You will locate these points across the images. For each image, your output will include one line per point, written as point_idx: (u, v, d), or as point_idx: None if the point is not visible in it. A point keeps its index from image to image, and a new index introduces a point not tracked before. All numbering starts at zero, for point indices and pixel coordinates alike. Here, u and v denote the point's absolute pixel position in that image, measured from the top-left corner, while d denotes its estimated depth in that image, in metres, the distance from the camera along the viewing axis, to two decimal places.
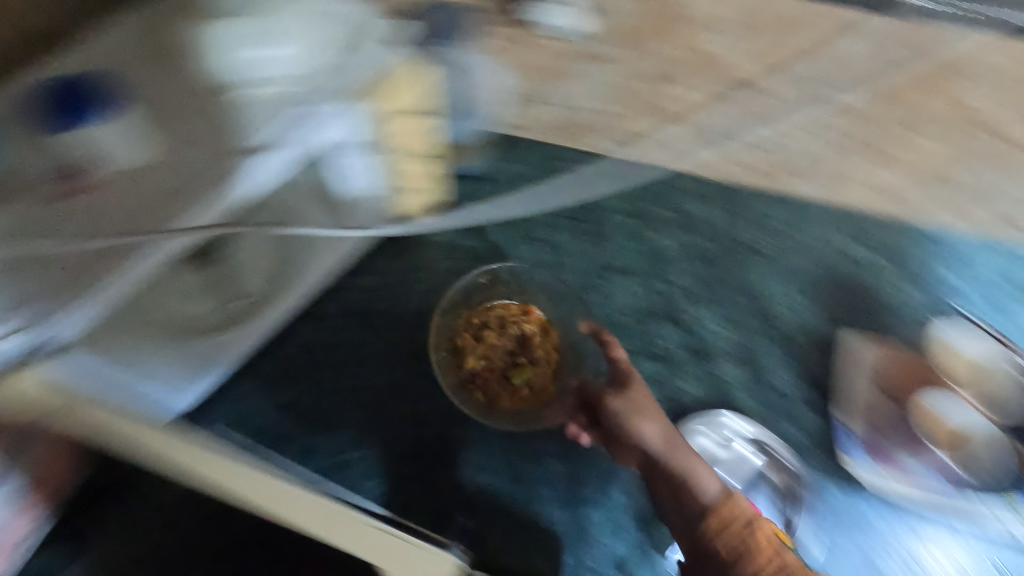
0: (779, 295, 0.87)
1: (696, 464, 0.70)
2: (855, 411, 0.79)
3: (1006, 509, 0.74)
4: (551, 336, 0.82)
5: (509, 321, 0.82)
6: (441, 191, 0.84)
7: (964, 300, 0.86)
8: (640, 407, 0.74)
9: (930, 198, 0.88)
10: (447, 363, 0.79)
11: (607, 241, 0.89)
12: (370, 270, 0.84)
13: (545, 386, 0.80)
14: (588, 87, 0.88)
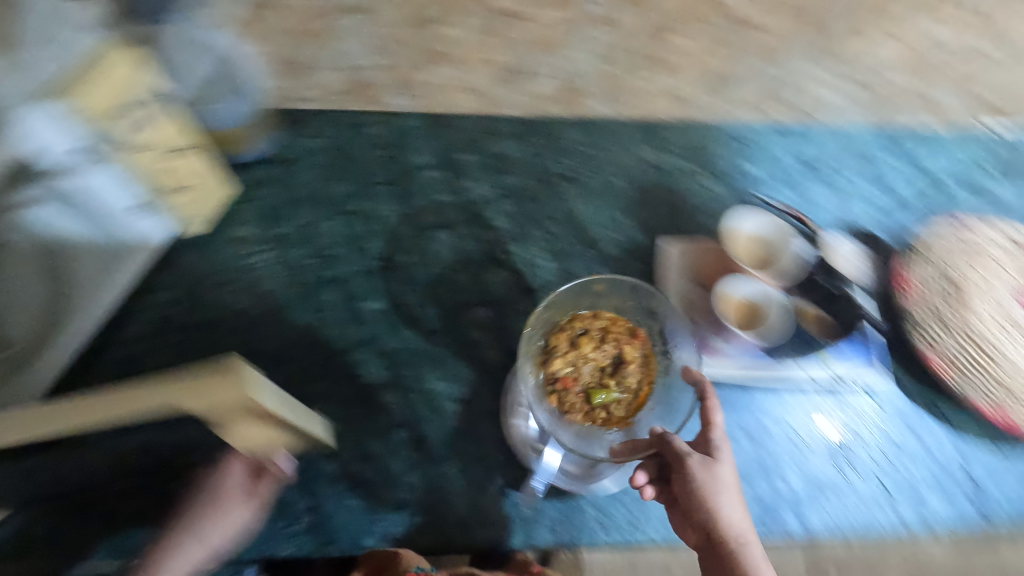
0: (595, 216, 0.89)
1: (726, 508, 0.67)
2: (672, 309, 0.81)
3: (821, 366, 0.78)
4: (618, 346, 0.74)
5: (620, 349, 0.74)
6: (221, 184, 0.80)
7: (772, 188, 0.93)
8: (720, 481, 0.67)
9: (709, 93, 0.96)
10: (535, 363, 0.72)
11: (417, 202, 0.87)
12: (175, 284, 0.81)
13: (621, 420, 0.72)
14: (358, 41, 0.93)
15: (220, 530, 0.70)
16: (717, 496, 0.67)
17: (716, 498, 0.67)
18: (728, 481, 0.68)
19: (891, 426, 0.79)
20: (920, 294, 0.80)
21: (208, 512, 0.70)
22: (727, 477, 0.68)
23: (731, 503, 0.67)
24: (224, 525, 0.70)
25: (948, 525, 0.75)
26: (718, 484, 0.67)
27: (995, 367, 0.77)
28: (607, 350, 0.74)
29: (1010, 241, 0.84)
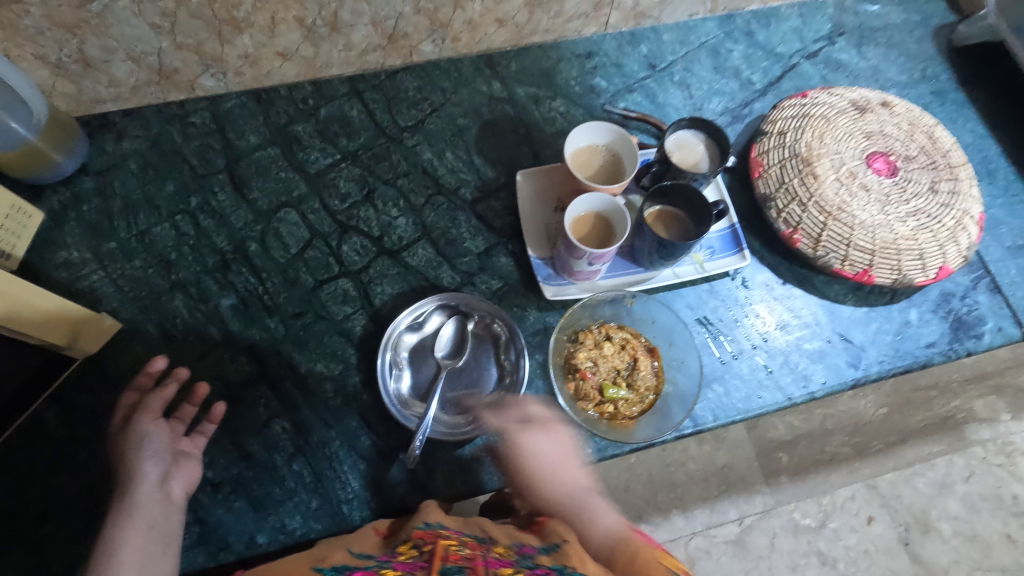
0: (447, 162, 0.86)
1: (543, 455, 0.65)
2: (535, 237, 0.80)
3: (690, 264, 0.79)
4: (641, 363, 0.74)
5: (635, 355, 0.75)
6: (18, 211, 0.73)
7: (627, 99, 0.92)
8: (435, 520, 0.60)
9: None
10: (563, 351, 0.75)
11: (254, 183, 0.83)
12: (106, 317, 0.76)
13: (627, 420, 0.72)
14: None
15: (148, 448, 0.64)
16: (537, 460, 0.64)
17: (526, 456, 0.65)
18: (542, 449, 0.65)
19: (768, 308, 0.80)
20: (773, 175, 0.80)
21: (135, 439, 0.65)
22: (541, 448, 0.65)
23: (563, 462, 0.65)
24: (154, 446, 0.64)
25: (828, 389, 0.77)
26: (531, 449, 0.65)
27: (852, 231, 0.76)
28: (627, 362, 0.74)
29: (856, 106, 0.84)
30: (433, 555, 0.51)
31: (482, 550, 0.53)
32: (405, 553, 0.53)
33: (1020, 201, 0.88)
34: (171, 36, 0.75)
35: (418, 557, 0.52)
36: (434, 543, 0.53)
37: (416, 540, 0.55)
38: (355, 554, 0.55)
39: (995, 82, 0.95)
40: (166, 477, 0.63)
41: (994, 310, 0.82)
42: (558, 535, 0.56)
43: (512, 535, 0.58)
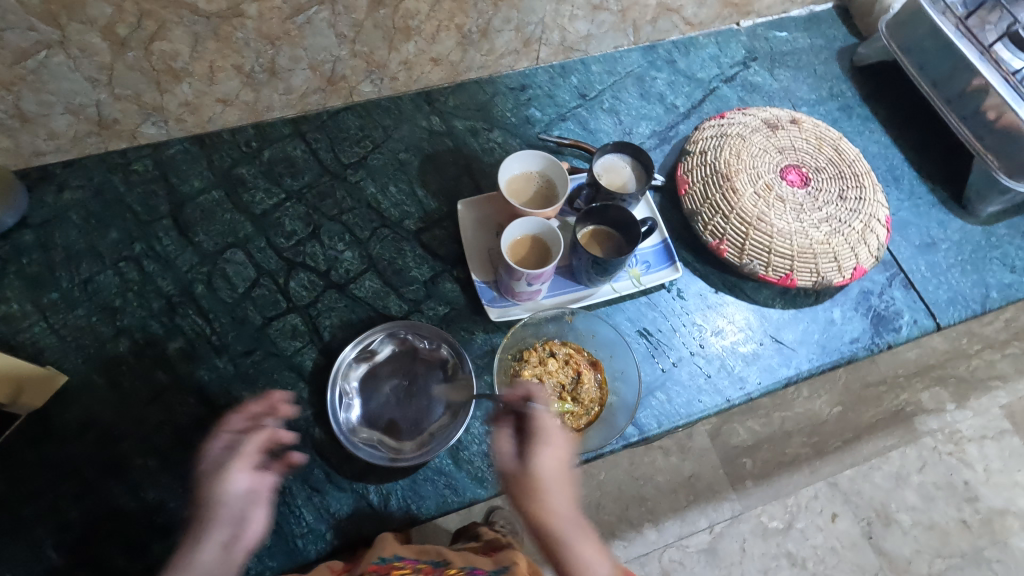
0: (391, 196, 0.89)
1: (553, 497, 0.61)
2: (477, 263, 0.83)
3: (627, 279, 0.84)
4: (584, 375, 0.79)
5: (578, 369, 0.79)
6: None
7: (561, 127, 0.97)
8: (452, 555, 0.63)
9: None
10: (509, 370, 0.78)
11: (200, 225, 0.84)
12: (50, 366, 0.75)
13: (575, 432, 0.75)
14: None
15: (227, 494, 0.60)
16: (550, 465, 0.61)
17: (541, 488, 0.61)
18: (556, 487, 0.61)
19: (702, 316, 0.85)
20: (697, 192, 0.86)
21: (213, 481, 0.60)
22: (560, 454, 0.62)
23: (567, 478, 0.62)
24: (232, 493, 0.60)
25: (764, 388, 0.81)
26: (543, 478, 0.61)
27: (771, 238, 0.82)
28: (570, 376, 0.79)
29: (768, 124, 0.91)
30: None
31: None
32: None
33: (924, 202, 0.96)
34: (110, 88, 0.77)
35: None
36: None
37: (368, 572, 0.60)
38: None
39: (895, 96, 1.04)
40: (235, 529, 0.59)
41: (909, 304, 0.88)
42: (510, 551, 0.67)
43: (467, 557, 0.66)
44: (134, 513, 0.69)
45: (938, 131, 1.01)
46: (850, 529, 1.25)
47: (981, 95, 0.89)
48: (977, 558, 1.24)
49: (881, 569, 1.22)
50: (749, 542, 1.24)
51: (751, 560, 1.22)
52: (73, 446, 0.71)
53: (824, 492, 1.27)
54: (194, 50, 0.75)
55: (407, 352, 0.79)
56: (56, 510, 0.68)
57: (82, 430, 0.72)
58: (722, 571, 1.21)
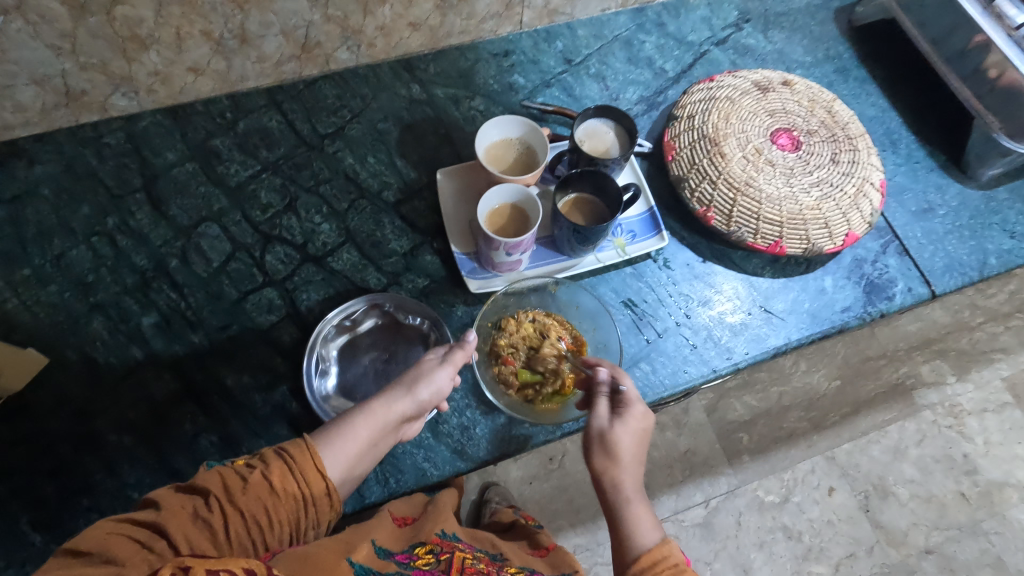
0: (370, 167, 0.87)
1: (630, 451, 0.62)
2: (457, 234, 0.81)
3: (612, 249, 0.82)
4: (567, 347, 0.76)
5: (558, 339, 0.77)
6: None
7: (546, 94, 0.94)
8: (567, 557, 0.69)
9: None
10: (488, 338, 0.77)
11: (173, 199, 0.83)
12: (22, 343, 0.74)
13: (550, 404, 0.74)
14: None
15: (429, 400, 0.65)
16: (630, 446, 0.62)
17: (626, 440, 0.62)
18: (635, 437, 0.63)
19: (689, 286, 0.83)
20: (684, 157, 0.83)
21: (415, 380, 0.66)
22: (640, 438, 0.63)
23: (640, 460, 0.63)
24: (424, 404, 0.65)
25: (751, 359, 0.79)
26: (627, 431, 0.63)
27: (759, 205, 0.80)
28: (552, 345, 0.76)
29: (759, 87, 0.88)
30: (449, 566, 0.59)
31: (495, 566, 0.62)
32: (422, 557, 0.59)
33: (922, 167, 0.92)
34: (75, 57, 0.74)
35: (435, 565, 0.59)
36: (449, 553, 0.61)
37: (432, 545, 0.62)
38: (378, 546, 0.58)
39: (895, 58, 1.00)
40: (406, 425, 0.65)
41: (903, 271, 0.85)
42: (569, 563, 0.69)
43: (524, 559, 0.69)
44: (109, 489, 0.68)
45: (939, 93, 0.97)
46: (847, 502, 1.24)
47: (983, 52, 0.86)
48: (974, 531, 1.23)
49: (878, 541, 1.22)
50: (745, 516, 1.23)
51: (746, 533, 1.22)
52: (48, 423, 0.70)
53: (821, 467, 1.26)
54: (158, 15, 0.72)
55: (390, 326, 0.78)
56: (31, 486, 0.68)
57: (56, 407, 0.71)
58: (717, 545, 1.21)
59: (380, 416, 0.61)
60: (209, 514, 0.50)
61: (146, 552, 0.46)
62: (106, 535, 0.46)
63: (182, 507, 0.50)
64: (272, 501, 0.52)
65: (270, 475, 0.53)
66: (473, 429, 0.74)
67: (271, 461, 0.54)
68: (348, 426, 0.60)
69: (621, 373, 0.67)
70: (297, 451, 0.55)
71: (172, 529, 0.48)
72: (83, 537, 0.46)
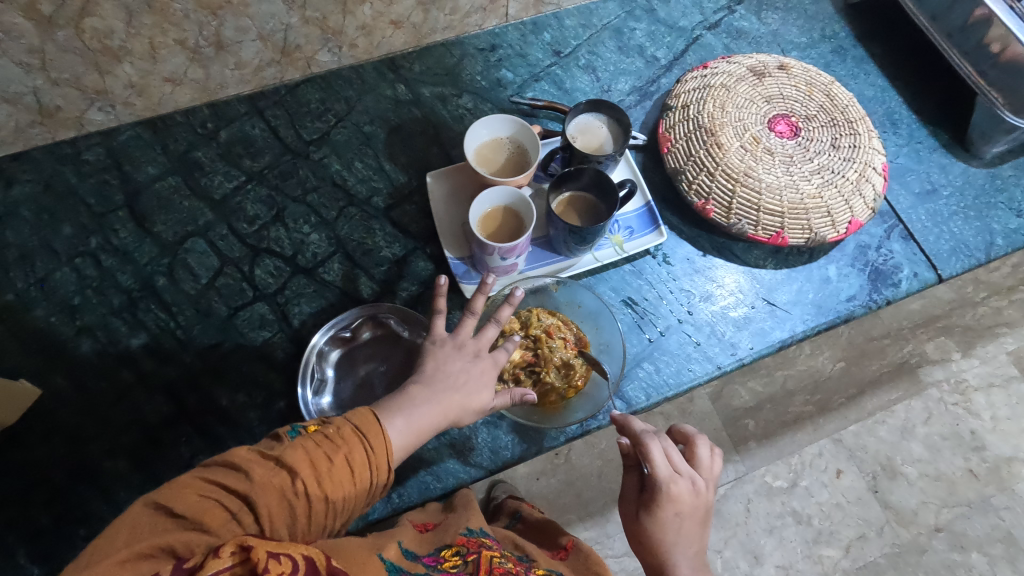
0: (357, 172, 0.85)
1: (677, 526, 0.57)
2: (450, 240, 0.79)
3: (610, 247, 0.79)
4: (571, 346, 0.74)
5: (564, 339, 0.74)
6: None
7: (535, 88, 0.91)
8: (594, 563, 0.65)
9: None
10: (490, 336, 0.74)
11: (157, 215, 0.80)
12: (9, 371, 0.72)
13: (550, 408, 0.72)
14: None
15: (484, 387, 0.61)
16: (672, 524, 0.57)
17: (669, 518, 0.57)
18: (687, 512, 0.58)
19: (691, 282, 0.81)
20: (680, 149, 0.81)
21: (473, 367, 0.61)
22: (686, 512, 0.58)
23: (694, 530, 0.58)
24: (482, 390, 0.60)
25: (757, 354, 0.78)
26: (674, 508, 0.57)
27: (760, 195, 0.78)
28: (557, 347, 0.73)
29: (754, 72, 0.86)
30: (477, 567, 0.54)
31: (522, 567, 0.58)
32: (449, 559, 0.55)
33: (924, 147, 0.90)
34: (45, 73, 0.71)
35: (463, 567, 0.54)
36: (477, 552, 0.57)
37: (458, 547, 0.58)
38: (404, 549, 0.55)
39: (893, 34, 0.97)
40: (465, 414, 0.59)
41: (909, 257, 0.83)
42: (594, 566, 0.65)
43: (548, 562, 0.65)
44: (107, 517, 0.67)
45: (940, 69, 0.94)
46: (855, 484, 1.23)
47: (985, 26, 0.84)
48: (984, 507, 1.22)
49: (887, 522, 1.21)
50: (754, 502, 1.22)
51: (755, 519, 1.21)
52: (41, 452, 0.69)
53: (829, 450, 1.25)
54: (128, 26, 0.70)
55: (389, 337, 0.76)
56: (28, 517, 0.67)
57: (48, 435, 0.70)
58: (727, 532, 1.20)
59: (447, 397, 0.57)
60: (294, 495, 0.45)
61: (234, 526, 0.43)
62: (196, 500, 0.43)
63: (272, 479, 0.45)
64: (351, 486, 0.47)
65: (351, 458, 0.48)
66: (475, 438, 0.72)
67: (351, 441, 0.48)
68: (411, 413, 0.55)
69: (648, 443, 0.59)
70: (375, 433, 0.50)
71: (259, 507, 0.44)
72: (170, 498, 0.43)
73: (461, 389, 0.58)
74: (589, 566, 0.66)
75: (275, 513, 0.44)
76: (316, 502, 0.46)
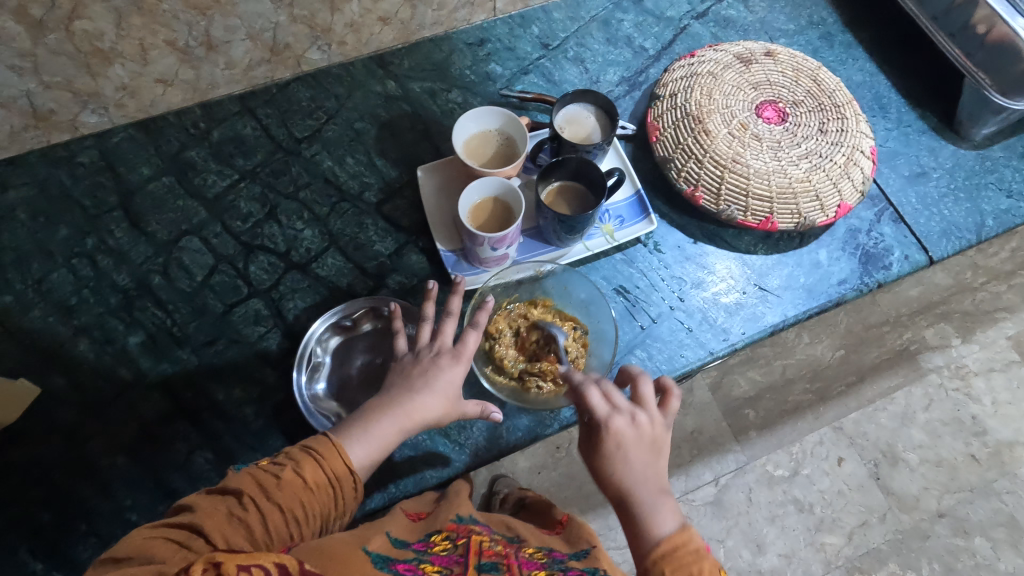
0: (349, 168, 0.85)
1: (628, 460, 0.55)
2: (441, 231, 0.80)
3: (600, 236, 0.80)
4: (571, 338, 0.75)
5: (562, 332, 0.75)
6: None
7: (524, 81, 0.92)
8: (582, 534, 0.68)
9: None
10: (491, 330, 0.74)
11: (150, 215, 0.81)
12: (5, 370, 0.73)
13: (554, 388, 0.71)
14: None
15: (450, 378, 0.63)
16: (619, 459, 0.56)
17: (616, 452, 0.56)
18: (633, 440, 0.56)
19: (683, 268, 0.81)
20: (669, 137, 0.82)
21: (433, 365, 0.63)
22: (629, 442, 0.56)
23: (644, 456, 0.56)
24: (447, 382, 0.63)
25: (749, 339, 0.78)
26: (619, 438, 0.56)
27: (747, 180, 0.78)
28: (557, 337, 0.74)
29: (741, 60, 0.86)
30: (466, 550, 0.56)
31: (512, 548, 0.60)
32: (439, 544, 0.57)
33: (913, 130, 0.90)
34: (37, 76, 0.72)
35: (452, 550, 0.56)
36: (467, 537, 0.58)
37: (448, 532, 0.60)
38: (393, 538, 0.58)
39: (879, 19, 0.97)
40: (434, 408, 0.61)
41: (899, 239, 0.84)
42: (585, 538, 0.67)
43: (541, 540, 0.67)
44: (106, 513, 0.68)
45: (927, 54, 0.95)
46: (857, 471, 1.23)
47: (970, 7, 0.84)
48: (986, 491, 1.22)
49: (890, 508, 1.21)
50: (755, 492, 1.22)
51: (757, 508, 1.21)
52: (42, 450, 0.70)
53: (829, 437, 1.25)
54: (118, 28, 0.71)
55: (387, 330, 0.76)
56: (30, 514, 0.68)
57: (47, 434, 0.71)
58: (728, 521, 1.21)
59: (405, 405, 0.60)
60: (244, 513, 0.50)
61: (184, 550, 0.46)
62: (143, 540, 0.46)
63: (218, 507, 0.50)
64: (307, 494, 0.53)
65: (300, 470, 0.53)
66: (470, 429, 0.73)
67: (300, 459, 0.54)
68: (371, 421, 0.59)
69: (583, 389, 0.58)
70: (324, 447, 0.55)
71: (206, 529, 0.48)
72: (120, 546, 0.46)
73: (419, 394, 0.61)
74: (580, 537, 0.67)
75: (229, 534, 0.49)
76: (271, 516, 0.51)
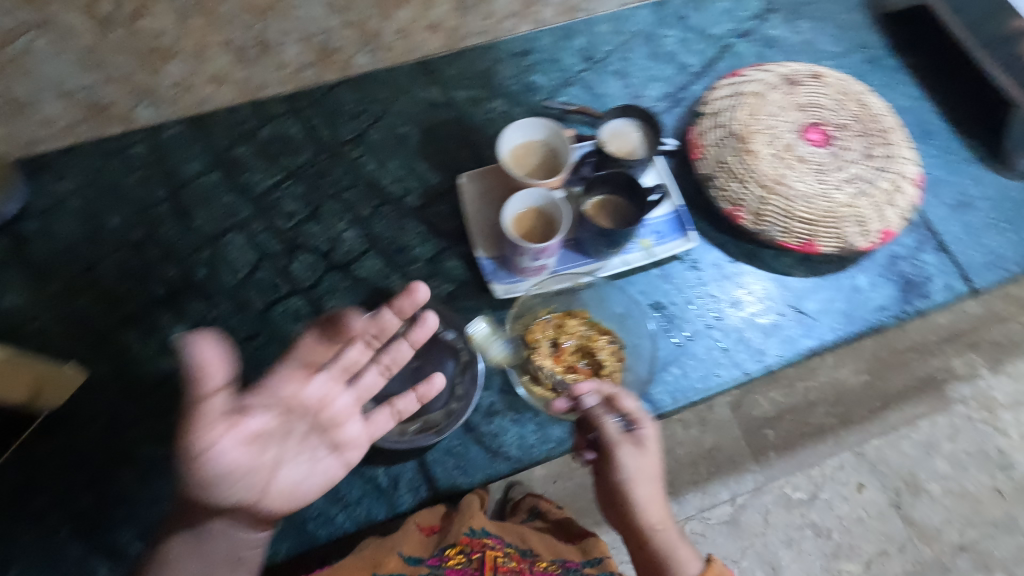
0: (391, 172, 0.86)
1: (642, 492, 0.62)
2: (479, 238, 0.80)
3: (639, 251, 0.80)
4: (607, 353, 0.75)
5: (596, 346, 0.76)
6: None
7: (567, 93, 0.92)
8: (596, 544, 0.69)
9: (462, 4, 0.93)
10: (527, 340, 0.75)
11: (196, 209, 0.83)
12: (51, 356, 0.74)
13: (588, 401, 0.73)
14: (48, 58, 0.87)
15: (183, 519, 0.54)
16: (635, 492, 0.63)
17: (631, 488, 0.63)
18: (642, 470, 0.62)
19: (719, 287, 0.81)
20: (712, 155, 0.82)
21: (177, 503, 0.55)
22: (637, 476, 0.62)
23: (650, 487, 0.63)
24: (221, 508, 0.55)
25: (784, 361, 0.78)
26: (630, 471, 0.62)
27: (790, 203, 0.78)
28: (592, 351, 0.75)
29: (787, 81, 0.86)
30: (481, 565, 0.63)
31: (528, 563, 0.65)
32: (453, 558, 0.63)
33: (958, 158, 0.89)
34: None
35: (467, 563, 0.63)
36: (482, 552, 0.64)
37: (463, 546, 0.64)
38: (408, 556, 0.64)
39: (927, 44, 0.96)
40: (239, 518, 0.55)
41: (942, 268, 0.83)
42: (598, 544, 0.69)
43: (554, 550, 0.69)
44: (146, 500, 0.69)
45: (973, 81, 0.94)
46: (877, 498, 1.15)
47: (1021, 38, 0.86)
48: (1011, 527, 1.14)
49: (909, 539, 1.14)
50: (773, 513, 1.13)
51: (774, 530, 1.13)
52: (87, 435, 0.72)
53: (850, 462, 1.15)
54: None
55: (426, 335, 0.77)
56: (72, 497, 0.69)
57: (91, 420, 0.72)
58: (744, 541, 1.12)
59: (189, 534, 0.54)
60: None
61: None
62: None
63: None
64: None
65: None
66: (503, 436, 0.75)
67: None
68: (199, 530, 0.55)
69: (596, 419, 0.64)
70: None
71: None
72: None
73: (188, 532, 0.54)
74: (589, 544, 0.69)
75: None
76: None
